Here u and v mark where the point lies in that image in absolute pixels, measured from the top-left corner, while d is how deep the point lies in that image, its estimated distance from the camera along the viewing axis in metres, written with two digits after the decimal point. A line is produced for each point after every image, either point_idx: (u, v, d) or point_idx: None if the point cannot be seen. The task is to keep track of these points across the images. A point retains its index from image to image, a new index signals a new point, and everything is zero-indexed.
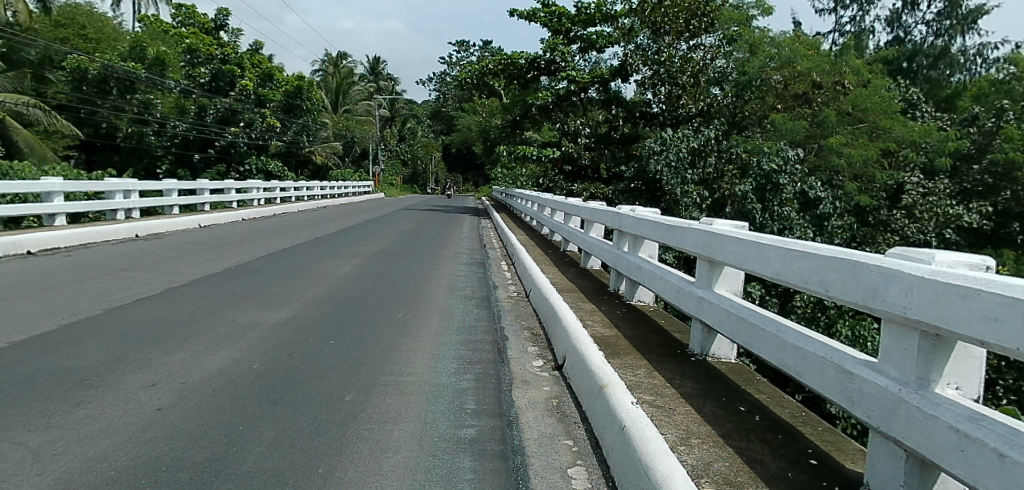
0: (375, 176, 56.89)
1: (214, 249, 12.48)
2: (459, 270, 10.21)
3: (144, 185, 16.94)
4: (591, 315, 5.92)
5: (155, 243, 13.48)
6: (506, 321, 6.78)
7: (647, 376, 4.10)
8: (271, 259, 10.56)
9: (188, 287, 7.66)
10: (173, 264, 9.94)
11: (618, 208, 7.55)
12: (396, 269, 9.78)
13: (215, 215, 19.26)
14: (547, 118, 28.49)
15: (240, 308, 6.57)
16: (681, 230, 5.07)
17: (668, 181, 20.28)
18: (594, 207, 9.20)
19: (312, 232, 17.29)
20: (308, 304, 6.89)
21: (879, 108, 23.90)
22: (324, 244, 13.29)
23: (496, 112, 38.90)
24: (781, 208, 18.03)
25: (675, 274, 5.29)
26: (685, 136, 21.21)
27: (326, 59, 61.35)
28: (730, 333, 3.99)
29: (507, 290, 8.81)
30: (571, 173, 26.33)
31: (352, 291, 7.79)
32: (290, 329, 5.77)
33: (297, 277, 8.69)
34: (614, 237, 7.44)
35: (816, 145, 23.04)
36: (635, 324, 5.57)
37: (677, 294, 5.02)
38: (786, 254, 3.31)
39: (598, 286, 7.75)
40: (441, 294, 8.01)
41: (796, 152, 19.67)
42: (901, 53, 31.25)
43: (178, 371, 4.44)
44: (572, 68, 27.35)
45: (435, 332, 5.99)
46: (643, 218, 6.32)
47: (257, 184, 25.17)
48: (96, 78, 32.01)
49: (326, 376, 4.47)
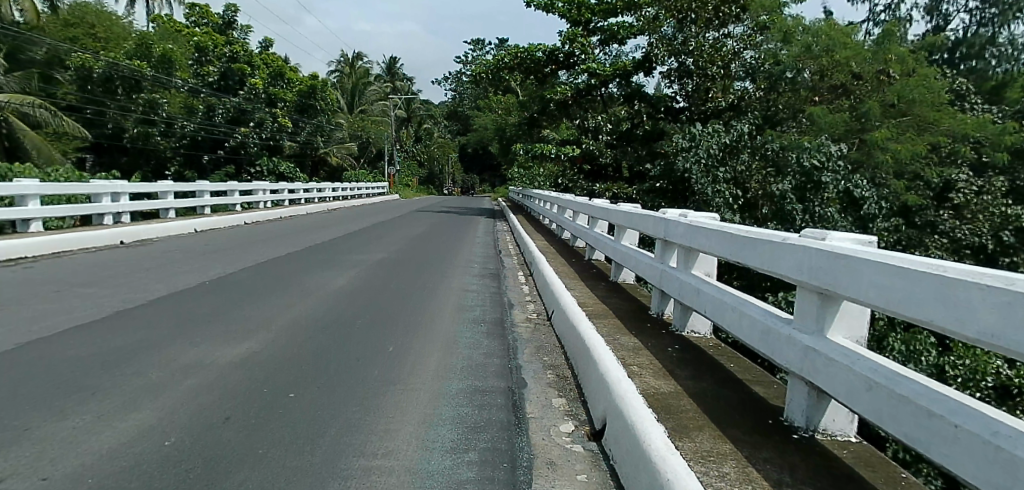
0: (390, 177, 55.63)
1: (198, 258, 11.16)
2: (469, 284, 8.81)
3: (136, 187, 15.63)
4: (636, 355, 4.50)
5: (139, 250, 12.19)
6: (523, 357, 5.35)
7: (742, 479, 2.67)
8: (258, 271, 9.22)
9: (142, 309, 6.33)
10: (142, 277, 8.62)
11: (661, 212, 6.13)
12: (397, 283, 8.43)
13: (215, 219, 17.96)
14: (566, 115, 27.03)
15: (189, 339, 5.25)
16: (769, 245, 3.64)
17: (698, 180, 18.70)
18: (628, 209, 7.76)
19: (316, 237, 16.05)
20: (279, 335, 5.55)
21: (926, 99, 22.18)
22: (325, 252, 12.01)
23: (513, 109, 37.55)
24: (823, 209, 16.50)
25: (756, 306, 3.86)
26: (715, 131, 19.51)
27: (341, 58, 60.26)
28: (874, 414, 2.56)
29: (525, 310, 7.39)
30: (590, 172, 24.96)
31: (336, 314, 6.44)
32: (242, 373, 4.45)
33: (278, 294, 7.35)
34: (657, 249, 6.02)
35: (855, 140, 21.33)
36: (696, 371, 4.16)
37: (763, 337, 3.60)
38: (1019, 303, 1.89)
39: (637, 307, 6.31)
40: (445, 316, 6.64)
41: (839, 148, 17.88)
42: (946, 41, 29.31)
43: (52, 451, 3.11)
44: (592, 60, 25.93)
45: (432, 378, 4.62)
46: (701, 225, 4.90)
47: (264, 186, 24.04)
48: (102, 76, 31.08)
49: (265, 462, 3.11)
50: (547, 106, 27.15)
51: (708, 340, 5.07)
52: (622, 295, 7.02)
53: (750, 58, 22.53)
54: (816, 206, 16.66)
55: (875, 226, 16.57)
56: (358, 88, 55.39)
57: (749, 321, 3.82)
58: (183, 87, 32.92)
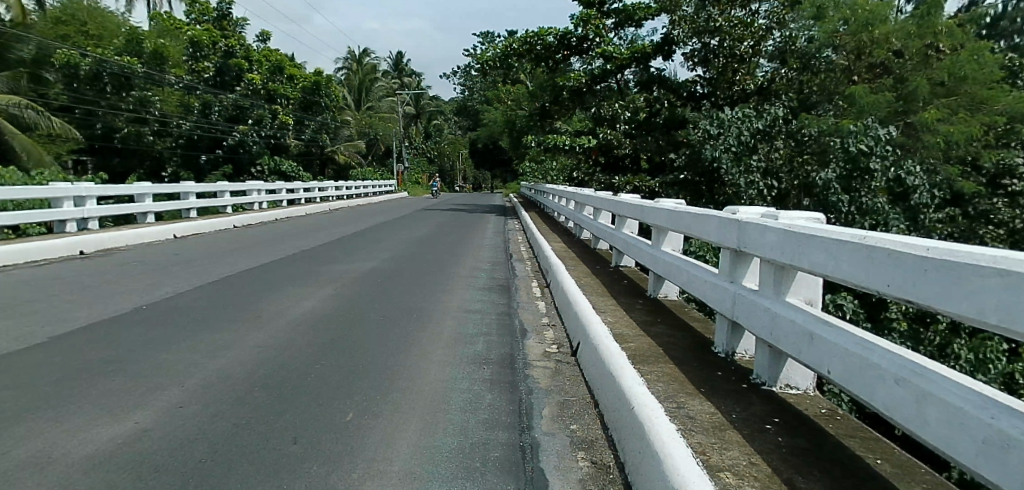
0: (398, 175, 53.86)
1: (158, 271, 9.53)
2: (471, 303, 7.17)
3: (105, 189, 14.04)
4: (724, 448, 2.85)
5: (96, 262, 10.61)
6: (540, 427, 3.70)
7: None
8: (216, 289, 7.65)
9: (26, 356, 4.73)
10: (67, 300, 6.96)
11: (727, 212, 4.47)
12: (381, 305, 6.81)
13: (200, 223, 16.37)
14: (580, 104, 25.26)
15: (55, 411, 3.65)
16: (991, 280, 1.97)
17: (729, 170, 17.10)
18: (671, 207, 6.11)
19: (309, 241, 14.51)
20: (195, 395, 3.96)
21: (978, 75, 20.23)
22: (309, 262, 10.42)
23: (523, 100, 35.91)
24: (871, 199, 14.69)
25: (955, 384, 2.18)
26: (747, 116, 18.08)
27: (348, 56, 58.34)
28: None
29: (542, 341, 5.72)
30: (607, 165, 23.05)
31: (289, 355, 4.86)
32: (97, 481, 2.85)
33: (225, 326, 5.76)
34: (726, 265, 4.38)
35: (905, 121, 19.47)
36: (831, 482, 2.51)
37: (988, 450, 1.95)
38: None
39: (697, 343, 4.65)
40: (435, 355, 5.04)
41: (888, 131, 15.87)
42: (996, 12, 27.12)
43: None
44: (608, 44, 24.17)
45: (397, 479, 3.00)
46: (810, 232, 3.21)
47: (258, 186, 22.45)
48: (90, 73, 29.14)
49: None
50: (559, 94, 25.28)
51: (820, 405, 3.42)
52: (669, 321, 5.36)
53: (778, 39, 20.74)
54: (863, 197, 14.81)
55: (925, 215, 14.98)
56: (365, 84, 53.78)
57: (944, 412, 2.15)
58: (177, 84, 31.42)
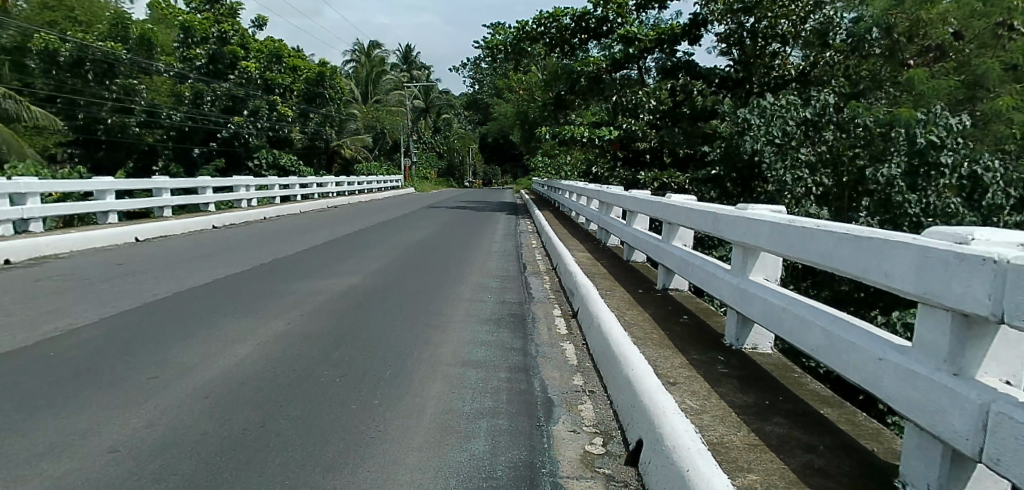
0: (407, 170, 51.87)
1: (79, 288, 7.52)
2: (471, 348, 5.15)
3: (53, 185, 12.01)
4: None
5: (17, 274, 8.58)
6: None
7: None
8: (128, 322, 5.66)
9: None
10: None
11: (952, 239, 2.36)
12: (343, 353, 4.83)
13: (170, 223, 14.35)
14: (598, 94, 23.25)
15: None
16: None
17: (772, 165, 14.86)
18: (775, 215, 4.02)
19: (293, 245, 12.57)
20: None
21: None
22: (272, 276, 8.39)
23: (534, 90, 34.12)
24: (942, 199, 12.43)
25: None
26: (791, 104, 15.88)
27: (355, 48, 56.39)
28: None
29: (578, 425, 3.67)
30: (628, 158, 21.25)
31: (156, 475, 2.89)
32: None
33: (87, 398, 3.76)
34: (952, 337, 2.29)
35: (971, 109, 16.93)
36: None
37: None
38: None
39: (867, 475, 2.59)
40: (403, 467, 3.07)
41: (961, 119, 13.46)
42: None
43: None
44: (630, 25, 22.10)
45: None
46: None
47: (248, 181, 20.45)
48: (70, 60, 27.05)
49: None
50: (575, 82, 23.30)
51: None
52: (784, 406, 3.32)
53: (816, 20, 19.14)
54: (931, 197, 12.50)
55: (1000, 219, 12.43)
56: (372, 76, 52.01)
57: None
58: (167, 72, 29.51)
